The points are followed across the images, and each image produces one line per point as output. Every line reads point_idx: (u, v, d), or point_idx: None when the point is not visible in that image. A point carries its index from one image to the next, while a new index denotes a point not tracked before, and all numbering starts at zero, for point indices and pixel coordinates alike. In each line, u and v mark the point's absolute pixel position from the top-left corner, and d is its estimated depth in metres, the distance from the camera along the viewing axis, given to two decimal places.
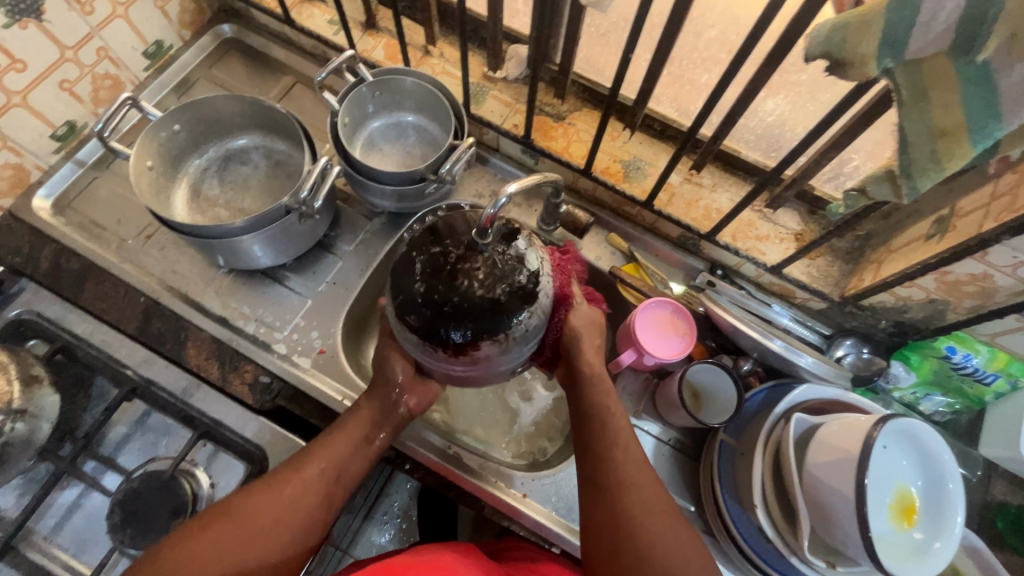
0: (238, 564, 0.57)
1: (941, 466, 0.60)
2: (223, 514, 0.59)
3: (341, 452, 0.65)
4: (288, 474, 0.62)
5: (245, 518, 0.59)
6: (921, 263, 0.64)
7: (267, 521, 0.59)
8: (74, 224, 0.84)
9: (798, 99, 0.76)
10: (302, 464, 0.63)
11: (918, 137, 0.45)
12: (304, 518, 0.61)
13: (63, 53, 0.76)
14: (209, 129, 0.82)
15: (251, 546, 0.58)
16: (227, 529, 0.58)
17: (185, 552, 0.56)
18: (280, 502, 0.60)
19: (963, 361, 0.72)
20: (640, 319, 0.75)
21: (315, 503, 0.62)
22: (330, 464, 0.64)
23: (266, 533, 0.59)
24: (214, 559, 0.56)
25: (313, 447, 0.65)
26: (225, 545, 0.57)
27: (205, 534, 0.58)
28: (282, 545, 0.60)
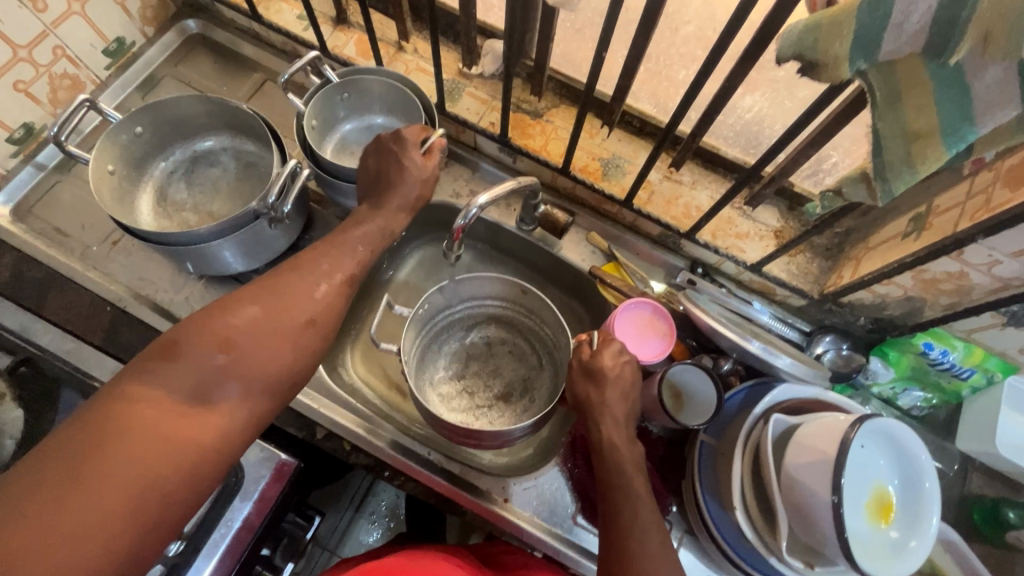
0: (271, 368, 0.53)
1: (917, 464, 0.60)
2: (241, 299, 0.54)
3: (358, 258, 0.63)
4: (304, 279, 0.58)
5: (264, 304, 0.54)
6: (898, 261, 0.64)
7: (294, 322, 0.55)
8: (36, 232, 0.81)
9: (776, 96, 0.79)
10: (315, 264, 0.60)
11: (893, 139, 0.44)
12: (330, 323, 0.58)
13: (15, 52, 0.73)
14: (174, 131, 0.79)
15: (284, 343, 0.54)
16: (255, 325, 0.53)
17: (212, 345, 0.50)
18: (308, 302, 0.57)
19: (939, 357, 0.72)
20: (619, 326, 0.74)
21: (340, 302, 0.60)
22: (344, 268, 0.61)
23: (295, 335, 0.55)
24: (247, 347, 0.52)
25: (332, 247, 0.62)
26: (256, 348, 0.52)
27: (230, 318, 0.52)
28: (307, 353, 0.56)
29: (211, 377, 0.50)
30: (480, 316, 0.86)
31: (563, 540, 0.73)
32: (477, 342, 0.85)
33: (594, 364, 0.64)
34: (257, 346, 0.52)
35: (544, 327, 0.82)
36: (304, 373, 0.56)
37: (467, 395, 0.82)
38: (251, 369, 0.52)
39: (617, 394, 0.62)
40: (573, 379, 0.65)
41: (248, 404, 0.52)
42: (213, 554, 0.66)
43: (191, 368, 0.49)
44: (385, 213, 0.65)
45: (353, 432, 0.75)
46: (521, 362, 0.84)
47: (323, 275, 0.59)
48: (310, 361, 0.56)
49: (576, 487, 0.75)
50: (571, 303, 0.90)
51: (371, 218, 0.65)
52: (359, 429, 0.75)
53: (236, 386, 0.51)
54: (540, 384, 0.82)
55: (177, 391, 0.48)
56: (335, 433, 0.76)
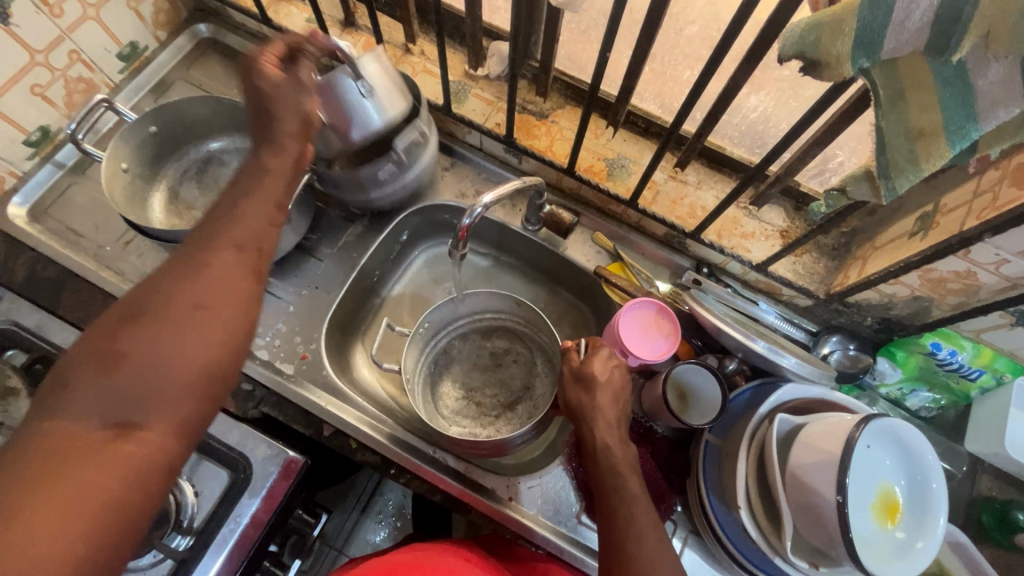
0: (191, 371, 0.42)
1: (925, 465, 0.60)
2: (125, 315, 0.43)
3: (250, 217, 0.49)
4: (193, 262, 0.45)
5: (161, 296, 0.43)
6: (905, 260, 0.63)
7: (194, 313, 0.43)
8: (51, 232, 0.83)
9: (780, 95, 0.77)
10: (204, 242, 0.47)
11: (896, 137, 0.44)
12: (237, 301, 0.46)
13: (32, 57, 0.74)
14: (187, 132, 0.81)
15: (199, 327, 0.43)
16: (145, 334, 0.41)
17: (107, 362, 0.40)
18: (198, 290, 0.44)
19: (947, 357, 0.72)
20: (628, 335, 0.73)
21: (247, 270, 0.47)
22: (240, 236, 0.48)
23: (200, 330, 0.43)
24: (150, 354, 0.41)
25: (212, 220, 0.49)
26: (145, 353, 0.41)
27: (115, 345, 0.41)
28: (224, 343, 0.44)
29: (118, 402, 0.39)
30: (481, 328, 0.86)
31: (567, 540, 0.73)
32: (481, 353, 0.86)
33: (584, 369, 0.64)
34: (170, 348, 0.42)
35: (543, 336, 0.82)
36: (234, 359, 0.45)
37: (473, 405, 0.83)
38: (156, 382, 0.41)
39: (608, 398, 0.63)
40: (566, 386, 0.66)
41: (178, 416, 0.42)
42: (222, 548, 0.67)
43: (91, 398, 0.39)
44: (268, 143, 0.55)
45: (359, 430, 0.76)
46: (524, 371, 0.84)
47: (217, 248, 0.46)
48: (238, 340, 0.46)
49: (580, 486, 0.76)
50: (577, 303, 0.90)
51: (263, 154, 0.53)
52: (367, 427, 0.76)
53: (154, 396, 0.40)
54: (542, 391, 0.82)
55: (86, 421, 0.38)
56: (341, 431, 0.76)
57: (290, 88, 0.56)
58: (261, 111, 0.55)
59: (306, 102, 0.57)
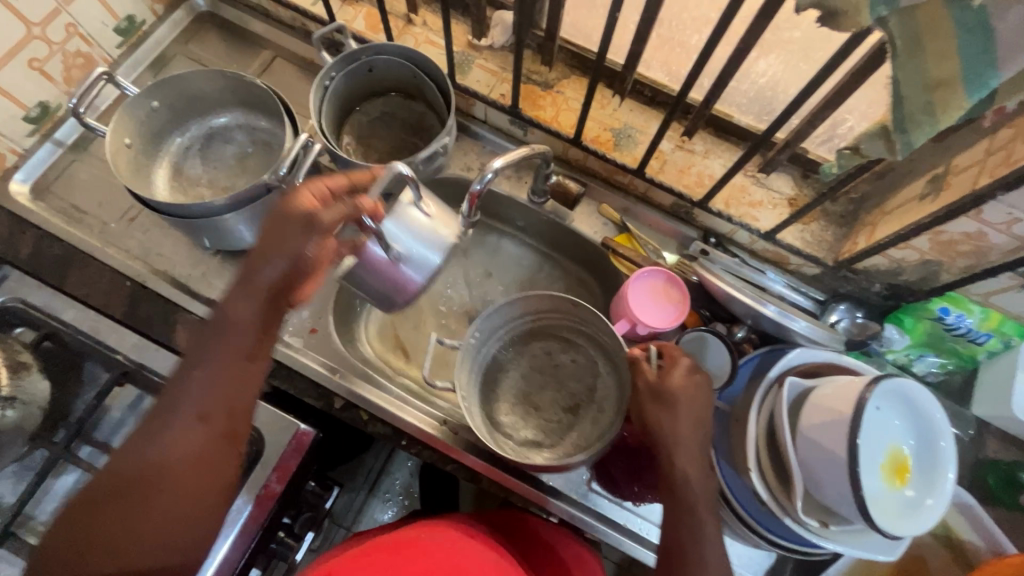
0: (183, 537, 0.54)
1: (933, 425, 0.60)
2: (109, 481, 0.53)
3: (226, 379, 0.56)
4: (165, 429, 0.54)
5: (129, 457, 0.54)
6: (915, 223, 0.63)
7: (167, 480, 0.54)
8: (54, 209, 0.82)
9: (790, 58, 0.76)
10: (176, 404, 0.55)
11: (913, 89, 0.44)
12: (209, 455, 0.55)
13: (30, 30, 0.73)
14: (190, 107, 0.80)
15: (186, 497, 0.54)
16: (117, 505, 0.53)
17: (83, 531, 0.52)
18: (170, 458, 0.54)
19: (955, 321, 0.72)
20: (642, 309, 0.73)
21: (223, 423, 0.56)
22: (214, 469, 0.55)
23: (174, 493, 0.54)
24: (131, 522, 0.53)
25: (187, 379, 0.56)
26: (102, 515, 0.52)
27: (96, 513, 0.53)
28: (201, 494, 0.55)
29: (105, 560, 0.52)
30: (534, 331, 0.80)
31: (578, 506, 0.75)
32: (536, 353, 0.80)
33: (663, 386, 0.62)
34: (156, 527, 0.53)
35: (604, 334, 0.75)
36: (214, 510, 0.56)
37: (534, 411, 0.76)
38: (149, 539, 0.53)
39: (689, 420, 0.61)
40: (642, 403, 0.64)
41: (154, 568, 0.53)
42: (231, 531, 0.66)
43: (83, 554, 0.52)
44: (241, 294, 0.57)
45: (370, 402, 0.76)
46: (586, 369, 0.78)
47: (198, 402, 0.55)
48: (210, 494, 0.56)
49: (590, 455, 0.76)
50: (584, 275, 0.90)
51: (232, 321, 0.57)
52: (377, 398, 0.76)
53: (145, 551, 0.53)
54: (608, 391, 0.76)
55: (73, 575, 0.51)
56: (352, 404, 0.77)
57: (297, 238, 0.56)
58: (252, 265, 0.58)
59: (311, 247, 0.57)
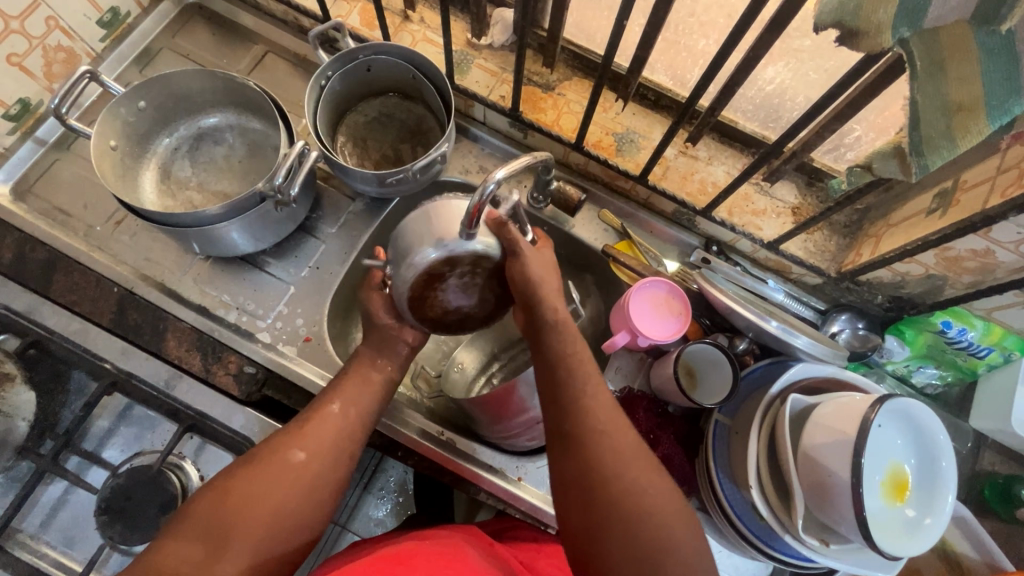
0: (292, 517, 0.54)
1: (936, 445, 0.60)
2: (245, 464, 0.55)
3: (358, 390, 0.62)
4: (307, 418, 0.59)
5: (272, 446, 0.56)
6: (922, 239, 0.62)
7: (293, 462, 0.55)
8: (37, 211, 0.79)
9: (800, 67, 0.69)
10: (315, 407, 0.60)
11: (931, 113, 0.43)
12: (337, 448, 0.58)
13: (8, 24, 0.69)
14: (178, 106, 0.77)
15: (302, 490, 0.55)
16: (255, 474, 0.54)
17: (214, 502, 0.52)
18: (304, 440, 0.57)
19: (957, 335, 0.71)
20: (644, 320, 0.72)
21: (349, 420, 0.60)
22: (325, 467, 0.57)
23: (300, 472, 0.55)
24: (255, 486, 0.53)
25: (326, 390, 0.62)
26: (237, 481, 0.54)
27: (231, 483, 0.54)
28: (320, 483, 0.56)
29: (217, 526, 0.51)
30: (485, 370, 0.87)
31: None
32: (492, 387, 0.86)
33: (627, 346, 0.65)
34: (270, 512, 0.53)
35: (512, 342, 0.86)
36: (313, 518, 0.55)
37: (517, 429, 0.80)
38: (268, 509, 0.53)
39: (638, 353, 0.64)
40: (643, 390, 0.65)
41: (259, 544, 0.51)
42: None
43: (201, 526, 0.51)
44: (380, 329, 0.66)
45: None
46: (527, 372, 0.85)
47: (332, 414, 0.60)
48: (319, 496, 0.56)
49: None
50: (584, 281, 0.89)
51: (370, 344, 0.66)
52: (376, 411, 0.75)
53: (255, 524, 0.52)
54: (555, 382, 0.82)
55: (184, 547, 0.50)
56: None
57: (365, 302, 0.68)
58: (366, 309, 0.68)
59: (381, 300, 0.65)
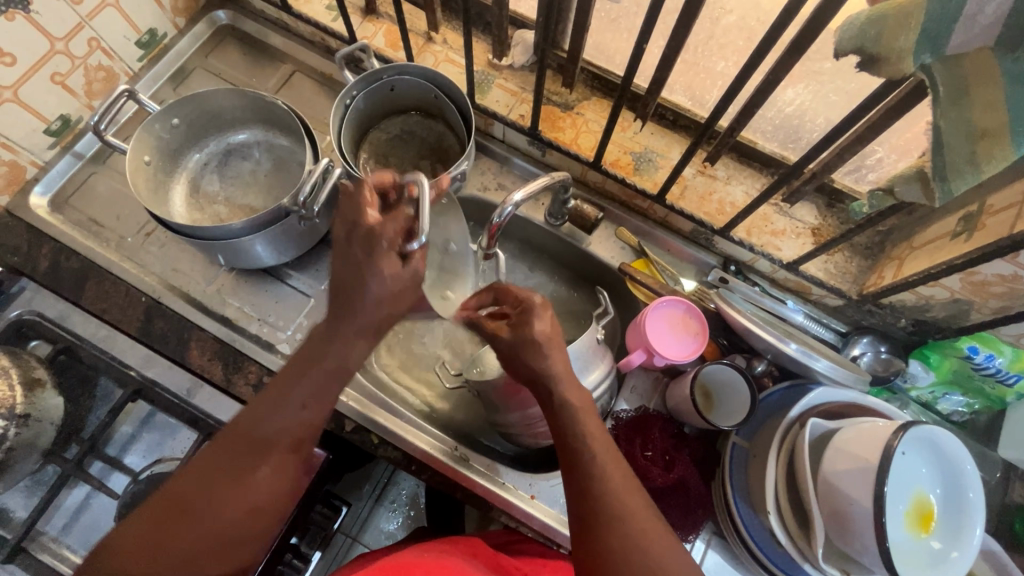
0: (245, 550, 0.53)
1: (963, 475, 0.58)
2: (196, 488, 0.51)
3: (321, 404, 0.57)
4: (262, 447, 0.54)
5: (227, 475, 0.52)
6: (947, 263, 0.61)
7: (250, 499, 0.52)
8: (72, 222, 0.82)
9: (821, 89, 0.69)
10: (271, 428, 0.54)
11: (954, 138, 0.43)
12: (289, 482, 0.55)
13: (53, 45, 0.73)
14: (209, 123, 0.80)
15: (255, 529, 0.53)
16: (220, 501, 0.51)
17: (166, 534, 0.50)
18: (261, 478, 0.53)
19: (984, 362, 0.69)
20: (660, 336, 0.72)
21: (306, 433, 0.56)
22: (274, 496, 0.54)
23: (256, 511, 0.53)
24: (225, 518, 0.51)
25: (278, 401, 0.55)
26: (195, 507, 0.51)
27: (183, 514, 0.51)
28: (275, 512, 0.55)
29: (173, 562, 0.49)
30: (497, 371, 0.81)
31: None
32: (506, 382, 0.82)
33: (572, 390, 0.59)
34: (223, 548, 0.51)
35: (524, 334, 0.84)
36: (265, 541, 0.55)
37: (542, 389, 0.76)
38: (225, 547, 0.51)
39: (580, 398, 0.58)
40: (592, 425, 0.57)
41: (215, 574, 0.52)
42: None
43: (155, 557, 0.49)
44: (344, 345, 0.56)
45: (381, 427, 0.76)
46: None
47: (288, 440, 0.55)
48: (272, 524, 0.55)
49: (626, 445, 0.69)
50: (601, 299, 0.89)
51: (324, 366, 0.56)
52: (390, 424, 0.76)
53: (222, 559, 0.51)
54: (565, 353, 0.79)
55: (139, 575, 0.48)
56: (363, 427, 0.76)
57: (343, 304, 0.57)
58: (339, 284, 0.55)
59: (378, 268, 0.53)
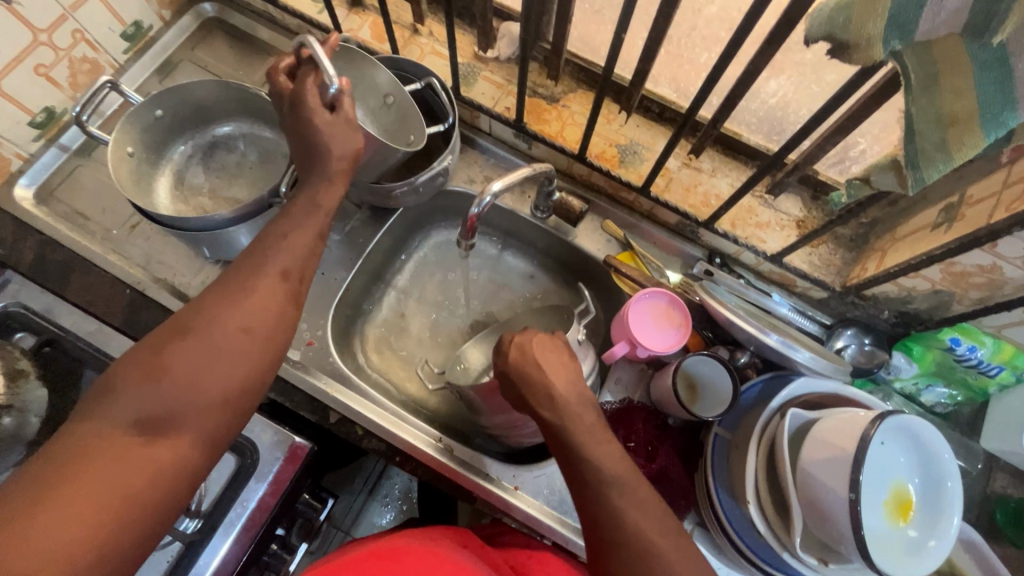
0: (238, 365, 0.49)
1: (940, 464, 0.58)
2: (172, 337, 0.48)
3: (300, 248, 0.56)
4: (243, 286, 0.52)
5: (209, 321, 0.49)
6: (927, 253, 0.61)
7: (236, 329, 0.50)
8: (57, 215, 0.82)
9: (803, 80, 0.72)
10: (253, 274, 0.53)
11: (927, 125, 0.43)
12: (280, 326, 0.52)
13: (36, 36, 0.73)
14: (194, 116, 0.80)
15: (247, 355, 0.50)
16: (183, 351, 0.47)
17: (142, 378, 0.46)
18: (246, 312, 0.50)
19: (966, 353, 0.70)
20: (641, 327, 0.72)
21: (283, 306, 0.53)
22: (260, 326, 0.51)
23: (243, 342, 0.50)
24: (218, 370, 0.48)
25: (259, 254, 0.54)
26: (175, 346, 0.48)
27: (162, 355, 0.47)
28: (269, 353, 0.51)
29: (162, 403, 0.46)
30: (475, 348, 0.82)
31: (572, 530, 0.74)
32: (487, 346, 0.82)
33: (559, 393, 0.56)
34: (214, 356, 0.48)
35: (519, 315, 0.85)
36: (258, 387, 0.51)
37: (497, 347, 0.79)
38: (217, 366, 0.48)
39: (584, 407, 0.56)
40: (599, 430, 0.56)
41: (208, 410, 0.47)
42: (230, 531, 0.64)
43: (133, 403, 0.45)
44: (317, 186, 0.58)
45: (365, 419, 0.76)
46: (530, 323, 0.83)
47: (274, 283, 0.53)
48: (267, 367, 0.51)
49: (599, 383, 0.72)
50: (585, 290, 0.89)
51: (301, 204, 0.57)
52: (374, 416, 0.76)
53: (208, 387, 0.47)
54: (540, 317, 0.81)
55: (120, 422, 0.44)
56: (348, 419, 0.76)
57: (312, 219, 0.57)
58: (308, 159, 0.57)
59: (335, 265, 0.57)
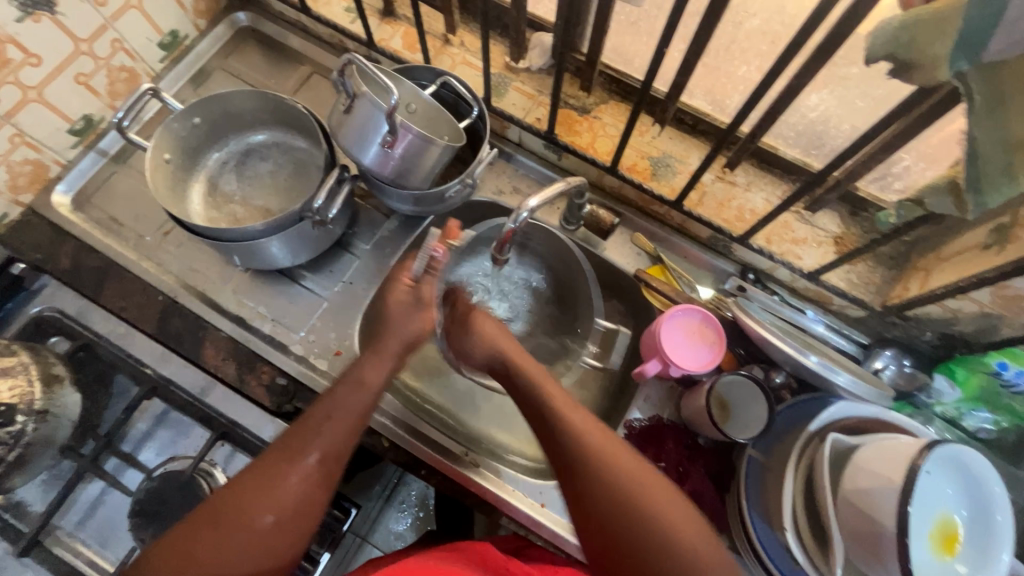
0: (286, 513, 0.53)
1: (990, 496, 0.56)
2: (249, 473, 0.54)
3: (341, 442, 0.56)
4: (311, 428, 0.56)
5: (274, 461, 0.54)
6: (976, 275, 0.59)
7: (292, 474, 0.54)
8: (93, 221, 0.83)
9: (846, 95, 0.67)
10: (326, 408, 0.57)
11: (990, 148, 0.41)
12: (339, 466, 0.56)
13: (77, 46, 0.74)
14: (229, 124, 0.80)
15: (296, 504, 0.53)
16: (216, 541, 0.51)
17: (206, 524, 0.51)
18: (309, 451, 0.55)
19: (1013, 378, 0.67)
20: (674, 342, 0.71)
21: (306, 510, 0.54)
22: (321, 462, 0.55)
23: (296, 490, 0.53)
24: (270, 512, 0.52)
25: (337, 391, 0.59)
26: (246, 483, 0.53)
27: (231, 494, 0.53)
28: (318, 500, 0.55)
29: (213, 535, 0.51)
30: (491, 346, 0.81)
31: None
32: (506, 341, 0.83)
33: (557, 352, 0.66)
34: (265, 499, 0.53)
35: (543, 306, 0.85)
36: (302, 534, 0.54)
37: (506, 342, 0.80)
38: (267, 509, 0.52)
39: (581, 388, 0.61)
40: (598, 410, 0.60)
41: (251, 550, 0.52)
42: None
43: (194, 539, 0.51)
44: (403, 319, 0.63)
45: (391, 429, 0.76)
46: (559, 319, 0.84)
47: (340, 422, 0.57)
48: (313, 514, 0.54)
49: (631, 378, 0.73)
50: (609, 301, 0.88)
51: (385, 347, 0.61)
52: (398, 427, 0.76)
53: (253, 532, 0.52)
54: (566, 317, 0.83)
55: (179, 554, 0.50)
56: (374, 429, 0.76)
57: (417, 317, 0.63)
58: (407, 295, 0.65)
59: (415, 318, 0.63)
